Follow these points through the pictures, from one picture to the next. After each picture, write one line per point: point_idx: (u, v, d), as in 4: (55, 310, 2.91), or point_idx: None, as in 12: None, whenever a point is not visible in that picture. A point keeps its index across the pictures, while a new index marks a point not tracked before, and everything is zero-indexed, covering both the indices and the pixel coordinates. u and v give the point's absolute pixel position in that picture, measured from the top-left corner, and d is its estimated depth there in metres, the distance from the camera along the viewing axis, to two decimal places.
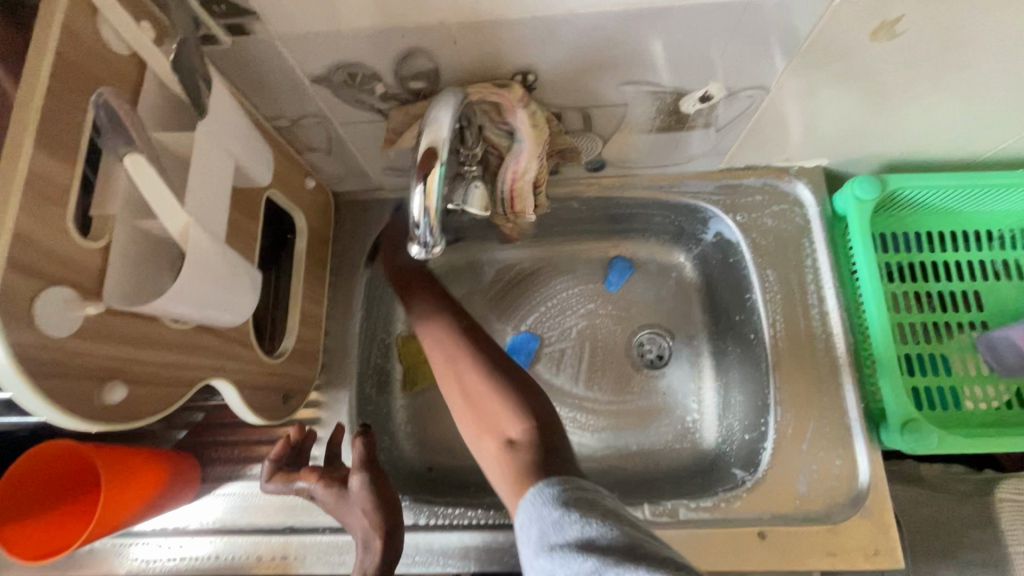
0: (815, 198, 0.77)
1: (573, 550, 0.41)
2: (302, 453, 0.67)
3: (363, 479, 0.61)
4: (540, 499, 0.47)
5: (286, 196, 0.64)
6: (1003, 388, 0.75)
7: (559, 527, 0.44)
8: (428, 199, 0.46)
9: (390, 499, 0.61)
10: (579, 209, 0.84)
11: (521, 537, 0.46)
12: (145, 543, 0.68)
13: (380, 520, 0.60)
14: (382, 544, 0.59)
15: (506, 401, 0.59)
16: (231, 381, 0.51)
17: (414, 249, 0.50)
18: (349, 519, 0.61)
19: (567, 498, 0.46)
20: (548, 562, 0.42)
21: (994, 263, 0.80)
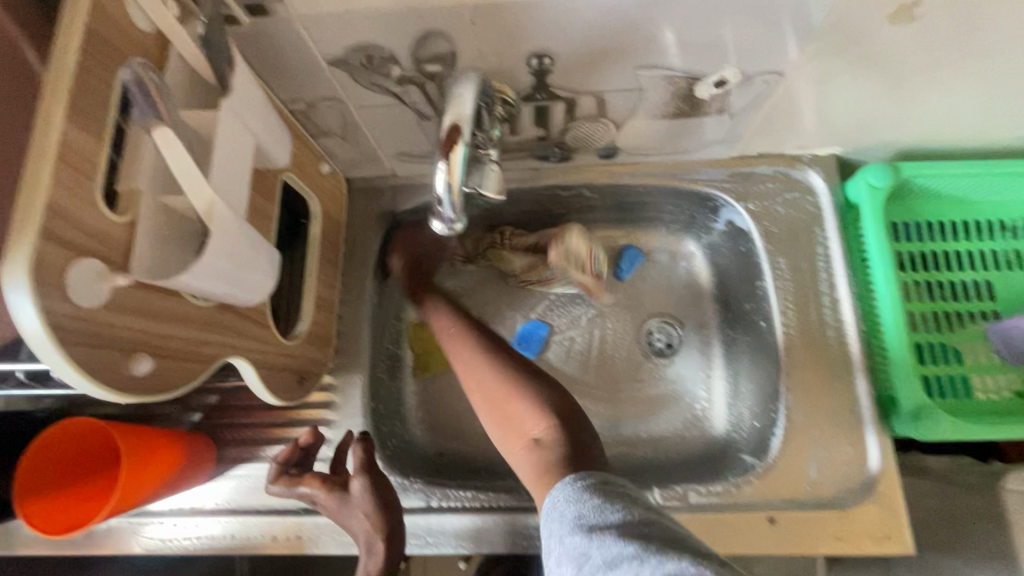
0: (828, 185, 0.76)
1: (613, 534, 0.43)
2: (310, 456, 0.67)
3: (364, 482, 0.61)
4: (577, 486, 0.49)
5: (303, 180, 0.64)
6: (1014, 378, 0.75)
7: (600, 512, 0.46)
8: (452, 177, 0.47)
9: (391, 501, 0.62)
10: (591, 196, 0.84)
11: (554, 517, 0.48)
12: (161, 522, 0.69)
13: (382, 523, 0.60)
14: (384, 548, 0.60)
15: (526, 398, 0.62)
16: (249, 360, 0.52)
17: (436, 224, 0.51)
18: (351, 523, 0.61)
19: (601, 489, 0.48)
20: (584, 541, 0.44)
21: (1007, 253, 0.80)
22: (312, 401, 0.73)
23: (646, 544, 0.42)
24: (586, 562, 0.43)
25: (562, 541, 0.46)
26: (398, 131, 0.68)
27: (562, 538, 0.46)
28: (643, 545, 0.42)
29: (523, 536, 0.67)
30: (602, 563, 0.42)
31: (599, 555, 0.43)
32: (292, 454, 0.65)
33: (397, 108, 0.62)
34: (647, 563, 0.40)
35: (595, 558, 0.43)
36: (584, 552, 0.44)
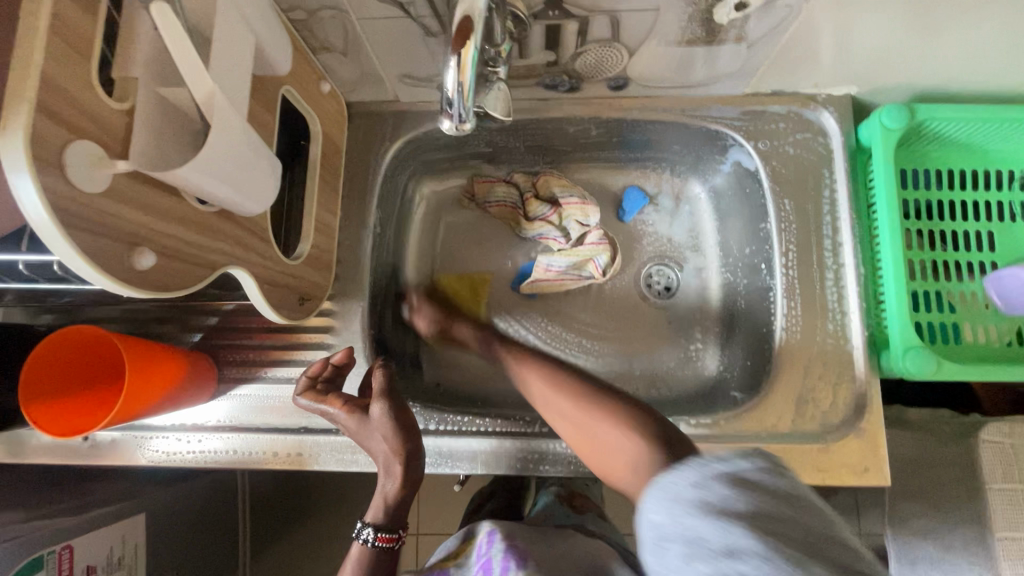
0: (840, 126, 0.75)
1: (744, 529, 0.34)
2: (342, 375, 0.69)
3: (382, 407, 0.61)
4: (708, 462, 0.39)
5: (303, 96, 0.62)
6: (1006, 327, 0.76)
7: (727, 499, 0.36)
8: (462, 75, 0.46)
9: (412, 426, 0.61)
10: (597, 132, 0.82)
11: (664, 490, 0.39)
12: (164, 437, 0.71)
13: (400, 447, 0.60)
14: (402, 471, 0.60)
15: (610, 422, 0.56)
16: (250, 272, 0.52)
17: (445, 123, 0.51)
18: (370, 445, 0.62)
19: (739, 474, 0.38)
20: (701, 525, 0.35)
21: (1012, 205, 0.79)
22: (312, 326, 0.74)
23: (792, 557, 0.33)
24: (699, 546, 0.34)
25: (669, 521, 0.37)
26: (401, 49, 0.66)
27: (671, 515, 0.37)
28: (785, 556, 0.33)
29: (517, 459, 0.70)
30: (720, 553, 0.33)
31: (718, 541, 0.34)
32: (325, 372, 0.68)
33: (401, 20, 0.60)
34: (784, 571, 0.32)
35: (711, 544, 0.34)
36: (700, 537, 0.35)
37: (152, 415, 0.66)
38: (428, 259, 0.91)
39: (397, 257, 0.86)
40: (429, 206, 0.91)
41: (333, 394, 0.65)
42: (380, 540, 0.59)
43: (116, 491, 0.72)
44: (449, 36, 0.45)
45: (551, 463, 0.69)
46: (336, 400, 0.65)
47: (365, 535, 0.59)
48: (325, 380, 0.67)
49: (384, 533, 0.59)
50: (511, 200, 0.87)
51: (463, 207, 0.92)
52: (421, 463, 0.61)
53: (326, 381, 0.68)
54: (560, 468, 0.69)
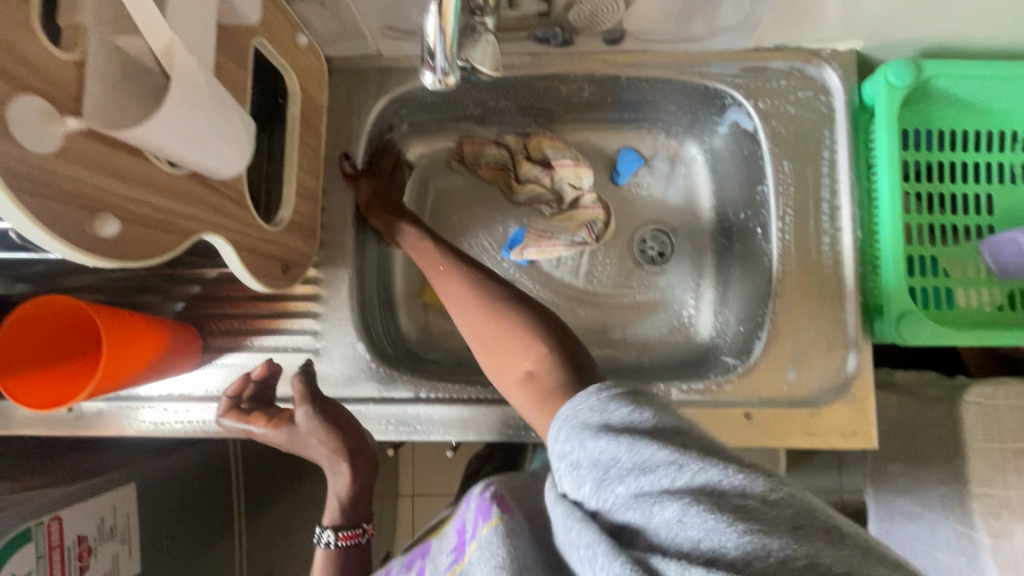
0: (844, 84, 0.71)
1: (647, 440, 0.34)
2: (268, 389, 0.68)
3: (307, 410, 0.61)
4: (610, 390, 0.39)
5: (277, 49, 0.58)
6: (998, 290, 0.76)
7: (628, 420, 0.36)
8: (444, 20, 0.44)
9: (346, 423, 0.62)
10: (591, 91, 0.79)
11: (574, 417, 0.38)
12: (152, 407, 0.71)
13: (340, 444, 0.60)
14: (348, 467, 0.60)
15: (517, 333, 0.53)
16: (226, 239, 0.49)
17: (426, 77, 0.48)
18: (309, 450, 0.62)
19: (634, 398, 0.38)
20: (610, 447, 0.35)
21: (1014, 167, 0.77)
22: (298, 294, 0.72)
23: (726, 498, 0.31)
24: (615, 468, 0.34)
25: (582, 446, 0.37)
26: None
27: (577, 446, 0.36)
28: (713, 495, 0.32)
29: (508, 426, 0.69)
30: (633, 471, 0.33)
31: (630, 460, 0.34)
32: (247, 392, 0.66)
33: None
34: (690, 475, 0.32)
35: (623, 462, 0.34)
36: (613, 460, 0.34)
37: (136, 387, 0.65)
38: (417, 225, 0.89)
39: None
40: (418, 169, 0.88)
41: (261, 411, 0.64)
42: (343, 539, 0.59)
43: (104, 461, 0.71)
44: None
45: None
46: (261, 418, 0.64)
47: (325, 539, 0.59)
48: (249, 398, 0.66)
49: (345, 531, 0.59)
50: (502, 162, 0.86)
51: (453, 170, 0.89)
52: (367, 454, 0.62)
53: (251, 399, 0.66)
54: None
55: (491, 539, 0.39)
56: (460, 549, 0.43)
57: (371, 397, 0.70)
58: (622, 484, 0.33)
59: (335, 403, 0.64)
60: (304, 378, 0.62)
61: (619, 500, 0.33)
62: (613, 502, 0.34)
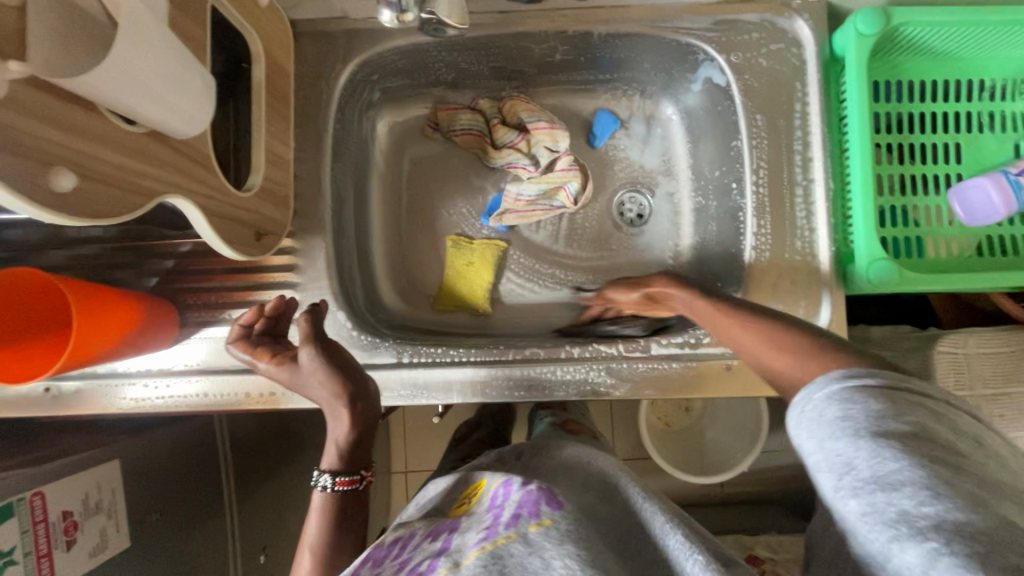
0: (814, 35, 0.71)
1: (896, 451, 0.35)
2: (280, 324, 0.67)
3: (310, 352, 0.61)
4: (841, 381, 0.41)
5: (236, 7, 0.56)
6: (965, 238, 0.77)
7: (878, 422, 0.37)
8: None
9: (349, 367, 0.62)
10: (564, 50, 0.78)
11: (809, 415, 0.40)
12: (133, 383, 0.70)
13: (340, 389, 0.61)
14: (347, 412, 0.61)
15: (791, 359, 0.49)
16: (194, 203, 0.48)
17: (387, 14, 0.50)
18: (311, 392, 0.63)
19: (885, 396, 0.39)
20: (852, 456, 0.36)
21: (982, 115, 0.78)
22: (274, 265, 0.71)
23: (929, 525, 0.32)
24: (851, 477, 0.36)
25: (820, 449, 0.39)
26: None
27: (817, 448, 0.38)
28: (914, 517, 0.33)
29: (492, 387, 0.70)
30: (869, 484, 0.35)
31: (868, 470, 0.35)
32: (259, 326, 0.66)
33: None
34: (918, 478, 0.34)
35: (862, 470, 0.35)
36: (850, 466, 0.36)
37: (114, 361, 0.65)
38: (395, 194, 0.88)
39: (360, 192, 0.82)
40: (393, 138, 0.88)
41: (268, 345, 0.65)
42: (341, 484, 0.61)
43: (87, 440, 0.71)
44: None
45: (525, 390, 0.70)
46: (268, 352, 0.64)
47: (322, 482, 0.61)
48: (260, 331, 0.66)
49: (343, 476, 0.61)
50: (477, 127, 0.85)
51: (428, 138, 0.88)
52: (367, 401, 0.62)
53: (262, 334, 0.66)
54: (536, 394, 0.70)
55: (542, 537, 0.43)
56: (489, 530, 0.45)
57: None
58: (854, 497, 0.35)
59: (339, 347, 0.64)
60: (309, 317, 0.62)
61: (851, 512, 0.35)
62: (846, 513, 0.36)
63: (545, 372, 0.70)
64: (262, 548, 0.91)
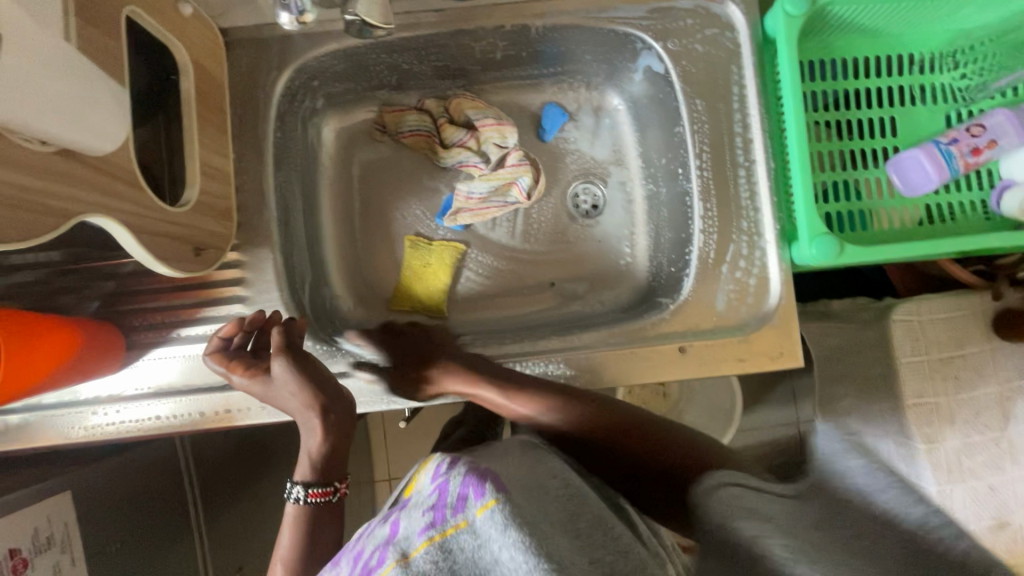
0: (746, 18, 0.72)
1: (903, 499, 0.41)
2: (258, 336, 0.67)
3: (285, 365, 0.62)
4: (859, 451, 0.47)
5: (156, 17, 0.54)
6: (903, 209, 0.80)
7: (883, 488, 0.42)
8: None
9: (322, 379, 0.63)
10: (504, 46, 0.78)
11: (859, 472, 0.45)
12: (80, 411, 0.68)
13: (314, 401, 0.62)
14: (319, 424, 0.62)
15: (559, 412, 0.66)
16: (119, 221, 0.47)
17: (284, 16, 0.53)
18: (283, 403, 0.63)
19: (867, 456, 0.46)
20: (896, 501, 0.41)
21: (913, 89, 0.81)
22: (222, 280, 0.70)
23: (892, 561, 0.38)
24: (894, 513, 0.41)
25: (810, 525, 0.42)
26: None
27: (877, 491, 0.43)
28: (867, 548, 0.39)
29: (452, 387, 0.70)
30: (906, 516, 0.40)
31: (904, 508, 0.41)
32: (239, 339, 0.66)
33: None
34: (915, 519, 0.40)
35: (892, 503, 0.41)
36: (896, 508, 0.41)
37: (58, 389, 0.63)
38: (346, 200, 0.87)
39: (309, 200, 0.81)
40: (341, 143, 0.86)
41: (244, 357, 0.65)
42: (313, 495, 0.61)
43: (39, 473, 0.69)
44: None
45: None
46: (242, 365, 0.64)
47: (296, 493, 0.61)
48: (239, 345, 0.66)
49: (317, 488, 0.62)
50: (425, 128, 0.84)
51: (377, 141, 0.88)
52: (341, 412, 0.63)
53: (240, 346, 0.66)
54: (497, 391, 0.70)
55: (488, 522, 0.39)
56: (438, 513, 0.41)
57: None
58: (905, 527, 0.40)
59: (311, 357, 0.64)
60: (283, 330, 0.62)
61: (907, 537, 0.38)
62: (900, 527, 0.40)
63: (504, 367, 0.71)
64: (238, 569, 0.90)
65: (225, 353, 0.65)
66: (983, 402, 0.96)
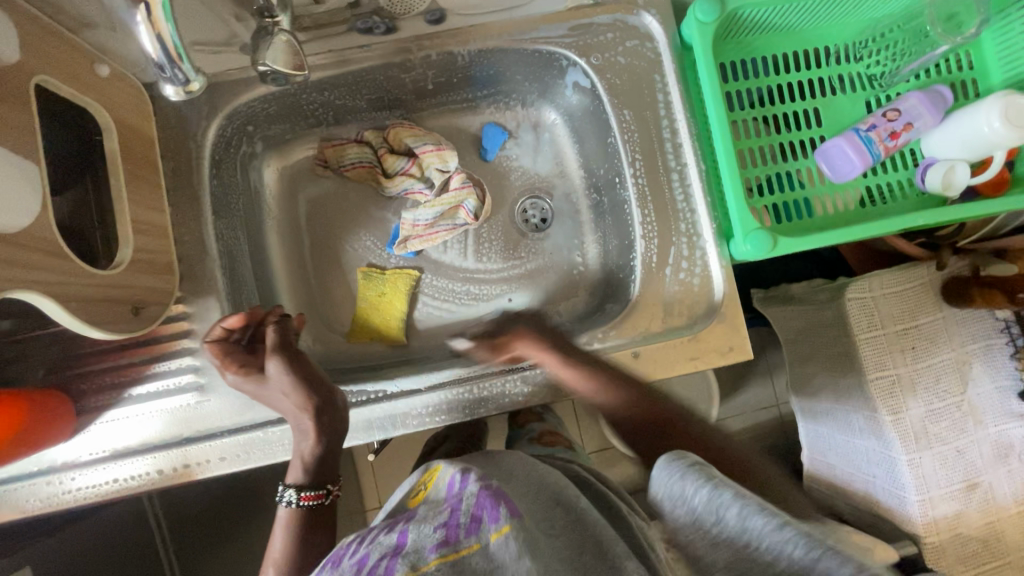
0: (663, 28, 0.74)
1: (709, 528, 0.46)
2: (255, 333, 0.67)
3: (278, 364, 0.62)
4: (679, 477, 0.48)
5: (71, 83, 0.55)
6: (837, 193, 0.83)
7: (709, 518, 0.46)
8: (159, 27, 0.40)
9: (316, 378, 0.62)
10: (434, 75, 0.80)
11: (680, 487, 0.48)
12: (33, 483, 0.67)
13: (308, 400, 0.61)
14: (312, 424, 0.61)
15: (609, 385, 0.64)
16: (45, 293, 0.47)
17: (168, 88, 0.45)
18: (279, 403, 0.64)
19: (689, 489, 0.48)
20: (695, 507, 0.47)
21: (832, 79, 0.84)
22: (169, 333, 0.69)
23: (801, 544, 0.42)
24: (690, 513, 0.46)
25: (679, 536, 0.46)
26: (183, 12, 0.60)
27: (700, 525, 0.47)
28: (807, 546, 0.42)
29: (413, 416, 0.70)
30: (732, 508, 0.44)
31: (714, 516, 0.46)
32: (237, 334, 0.66)
33: None
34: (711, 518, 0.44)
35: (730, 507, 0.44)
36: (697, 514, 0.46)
37: (14, 460, 0.62)
38: (295, 238, 0.87)
39: (256, 243, 0.81)
40: (284, 183, 0.86)
41: (238, 355, 0.64)
42: (305, 499, 0.62)
43: None
44: None
45: (447, 413, 0.71)
46: (234, 363, 0.64)
47: (288, 497, 0.62)
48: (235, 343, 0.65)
49: (308, 492, 0.62)
50: (367, 160, 0.85)
51: (320, 176, 0.88)
52: (333, 413, 0.62)
53: (237, 342, 0.66)
54: (458, 414, 0.70)
55: (502, 545, 0.45)
56: (451, 535, 0.46)
57: (267, 419, 0.69)
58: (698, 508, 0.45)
59: (307, 355, 0.64)
60: (277, 331, 0.63)
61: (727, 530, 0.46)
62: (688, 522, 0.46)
63: (462, 392, 0.71)
64: None
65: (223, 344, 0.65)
66: (941, 369, 0.99)
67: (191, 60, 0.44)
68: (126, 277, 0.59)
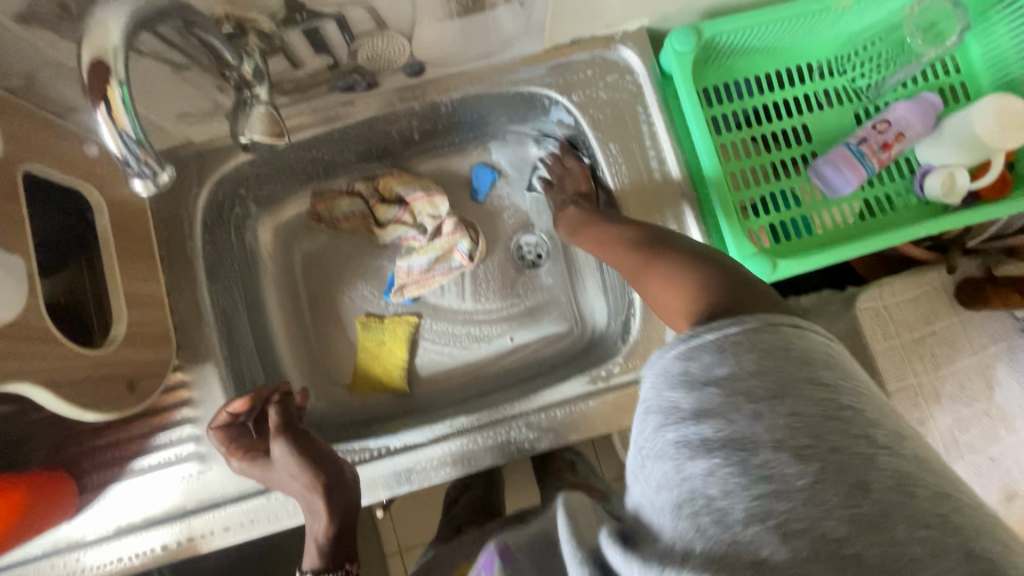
0: (642, 60, 0.75)
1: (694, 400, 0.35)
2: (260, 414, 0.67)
3: (283, 446, 0.61)
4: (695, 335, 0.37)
5: (61, 168, 0.56)
6: (833, 209, 0.81)
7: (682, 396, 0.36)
8: (120, 122, 0.41)
9: (321, 455, 0.61)
10: (419, 125, 0.81)
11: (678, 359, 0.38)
12: (38, 566, 0.66)
13: (316, 480, 0.59)
14: (321, 504, 0.59)
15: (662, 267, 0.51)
16: (38, 382, 0.48)
17: (135, 184, 0.44)
18: (287, 486, 0.62)
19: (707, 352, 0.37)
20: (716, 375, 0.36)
21: (817, 95, 0.84)
22: (168, 403, 0.68)
23: (838, 489, 0.31)
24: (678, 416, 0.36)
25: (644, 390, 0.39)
26: (166, 88, 0.62)
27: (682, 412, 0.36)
28: (843, 500, 0.31)
29: (419, 470, 0.69)
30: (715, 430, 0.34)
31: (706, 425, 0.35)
32: (245, 417, 0.66)
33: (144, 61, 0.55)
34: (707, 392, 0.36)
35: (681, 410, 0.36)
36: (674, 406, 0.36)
37: (27, 539, 0.61)
38: (293, 294, 0.87)
39: (254, 302, 0.81)
40: (279, 239, 0.87)
41: (244, 441, 0.65)
42: None
43: None
44: (92, 82, 0.40)
45: (453, 465, 0.69)
46: (240, 449, 0.64)
47: None
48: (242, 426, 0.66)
49: (326, 574, 0.59)
50: (359, 211, 0.85)
51: (315, 230, 0.88)
52: (344, 491, 0.61)
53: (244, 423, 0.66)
54: (465, 466, 0.69)
55: None
56: None
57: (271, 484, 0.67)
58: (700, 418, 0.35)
59: (312, 435, 0.63)
60: (280, 411, 0.63)
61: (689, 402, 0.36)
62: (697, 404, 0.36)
63: (466, 442, 0.69)
64: None
65: (232, 427, 0.65)
66: (964, 376, 0.95)
67: (158, 153, 0.44)
68: (121, 351, 0.59)
